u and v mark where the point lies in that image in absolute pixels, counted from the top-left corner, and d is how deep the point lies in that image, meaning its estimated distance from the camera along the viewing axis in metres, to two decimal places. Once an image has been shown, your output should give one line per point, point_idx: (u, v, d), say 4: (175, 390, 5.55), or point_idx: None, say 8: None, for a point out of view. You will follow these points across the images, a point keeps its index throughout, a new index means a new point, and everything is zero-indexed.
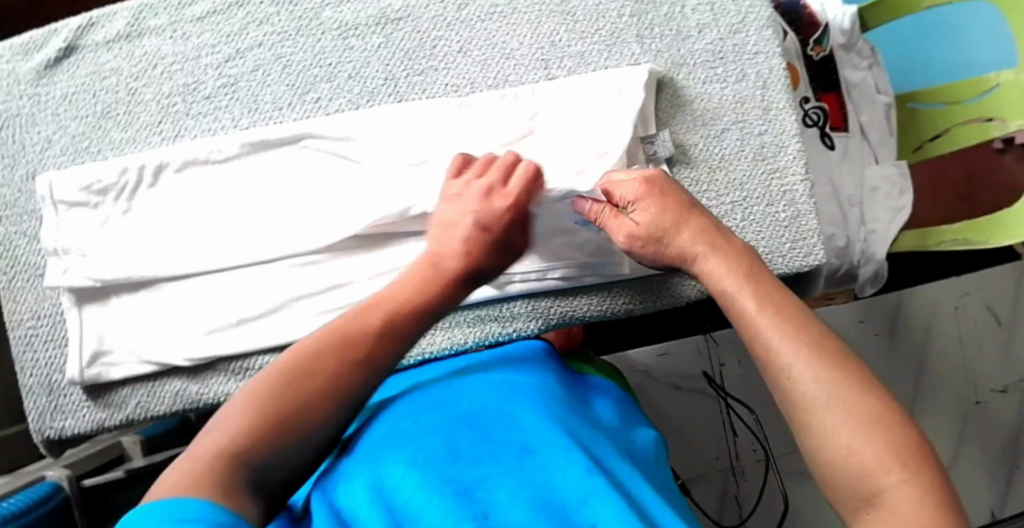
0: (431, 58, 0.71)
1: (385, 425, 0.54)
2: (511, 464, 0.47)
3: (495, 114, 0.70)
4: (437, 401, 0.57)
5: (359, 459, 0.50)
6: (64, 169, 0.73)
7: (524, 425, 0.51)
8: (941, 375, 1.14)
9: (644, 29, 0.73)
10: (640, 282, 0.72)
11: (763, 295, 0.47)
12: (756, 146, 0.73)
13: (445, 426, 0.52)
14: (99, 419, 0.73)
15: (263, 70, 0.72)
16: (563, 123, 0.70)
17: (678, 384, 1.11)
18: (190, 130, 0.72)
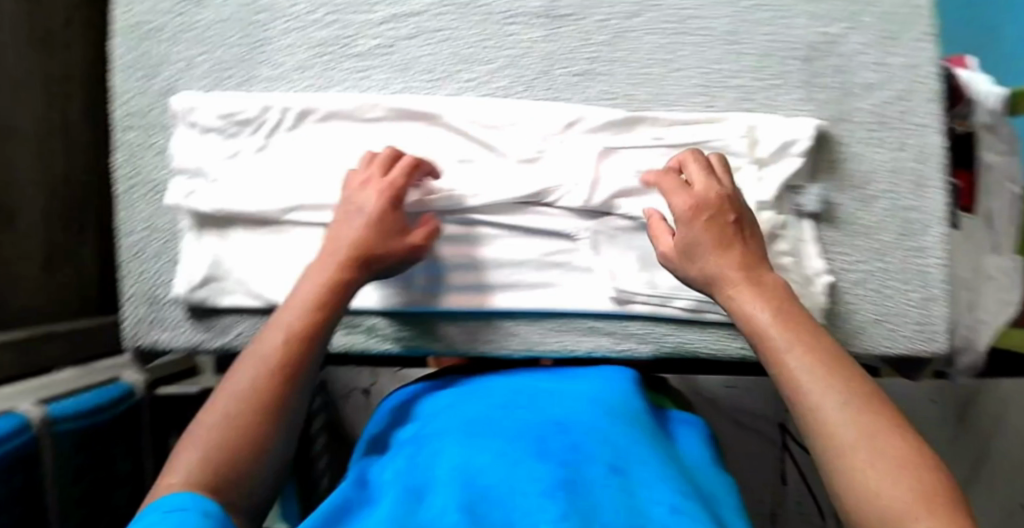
0: (592, 60, 0.70)
1: (470, 416, 0.56)
2: (601, 478, 0.47)
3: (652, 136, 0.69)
4: (521, 403, 0.58)
5: (437, 446, 0.52)
6: (205, 91, 0.72)
7: (613, 444, 0.51)
8: (997, 476, 1.10)
9: (810, 77, 0.71)
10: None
11: (821, 351, 0.49)
12: (901, 221, 0.71)
13: (530, 428, 0.53)
14: (199, 340, 0.73)
15: (420, 38, 0.70)
16: (724, 155, 0.69)
17: (739, 420, 1.10)
18: (336, 83, 0.71)
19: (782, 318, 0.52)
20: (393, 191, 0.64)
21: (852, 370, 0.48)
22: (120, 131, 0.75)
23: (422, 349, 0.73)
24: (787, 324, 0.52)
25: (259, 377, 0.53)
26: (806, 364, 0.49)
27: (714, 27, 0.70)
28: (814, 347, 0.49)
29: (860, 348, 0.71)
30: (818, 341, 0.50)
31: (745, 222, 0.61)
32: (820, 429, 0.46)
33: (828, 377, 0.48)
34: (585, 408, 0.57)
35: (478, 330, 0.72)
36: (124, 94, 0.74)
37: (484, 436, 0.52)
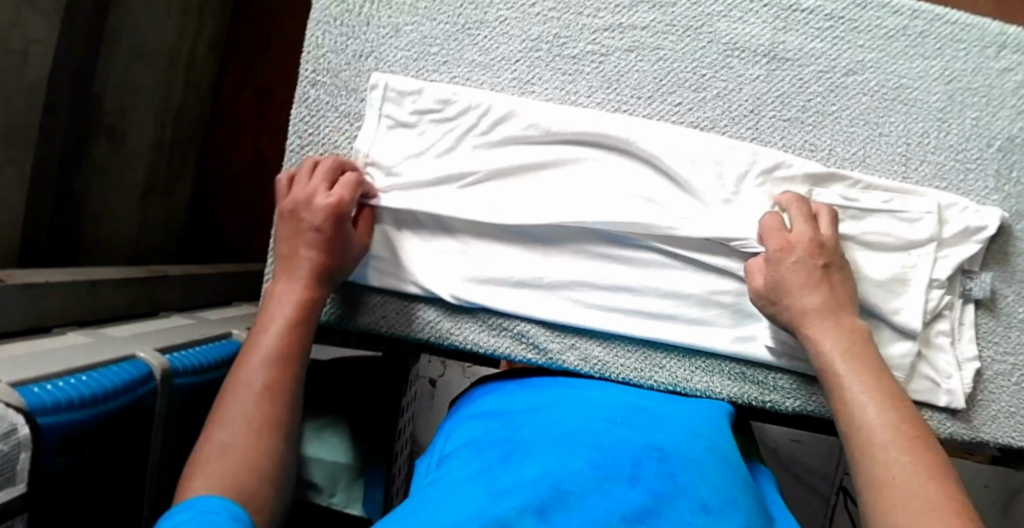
0: (803, 109, 0.70)
1: (581, 425, 0.57)
2: (687, 515, 0.48)
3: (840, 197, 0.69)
4: (620, 420, 0.59)
5: (538, 440, 0.55)
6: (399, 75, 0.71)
7: (711, 485, 0.51)
8: None
9: (1004, 167, 0.71)
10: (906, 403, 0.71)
11: (914, 452, 0.52)
12: None
13: (632, 448, 0.54)
14: (340, 316, 0.71)
15: (637, 53, 0.70)
16: (911, 228, 0.70)
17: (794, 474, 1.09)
18: (542, 81, 0.70)
19: (878, 395, 0.56)
20: (342, 201, 0.63)
21: (920, 438, 0.53)
22: (307, 85, 0.72)
23: (566, 366, 0.71)
24: (882, 393, 0.56)
25: (250, 400, 0.54)
26: (877, 418, 0.55)
27: (926, 101, 0.70)
28: (890, 403, 0.55)
29: (988, 436, 0.72)
30: (911, 444, 0.52)
31: (835, 267, 0.63)
32: (877, 475, 0.52)
33: (907, 442, 0.53)
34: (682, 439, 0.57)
35: (628, 357, 0.71)
36: (319, 48, 0.72)
37: (581, 449, 0.52)
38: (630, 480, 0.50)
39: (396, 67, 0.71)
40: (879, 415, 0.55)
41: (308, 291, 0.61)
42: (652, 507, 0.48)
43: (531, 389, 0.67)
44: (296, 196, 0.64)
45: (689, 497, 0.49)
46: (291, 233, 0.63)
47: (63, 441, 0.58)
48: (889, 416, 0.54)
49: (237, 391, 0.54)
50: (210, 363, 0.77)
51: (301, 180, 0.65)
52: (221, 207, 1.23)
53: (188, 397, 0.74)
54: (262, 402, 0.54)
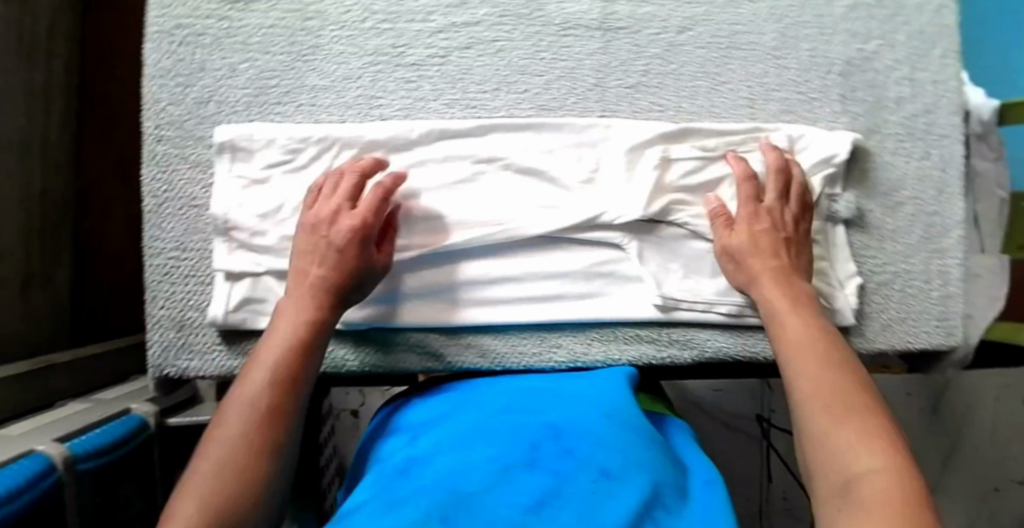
0: (643, 74, 0.72)
1: (473, 422, 0.58)
2: (586, 485, 0.49)
3: (693, 147, 0.71)
4: (520, 405, 0.60)
5: (435, 450, 0.55)
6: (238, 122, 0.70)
7: (609, 448, 0.53)
8: (967, 462, 1.18)
9: (848, 90, 0.74)
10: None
11: (852, 392, 0.53)
12: (925, 226, 0.75)
13: (528, 433, 0.55)
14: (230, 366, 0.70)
15: (474, 49, 0.70)
16: (764, 164, 0.72)
17: (726, 421, 1.11)
18: (388, 94, 0.70)
19: (829, 356, 0.56)
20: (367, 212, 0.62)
21: (868, 397, 0.52)
22: (153, 142, 0.71)
23: (467, 366, 0.71)
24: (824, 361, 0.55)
25: (236, 444, 0.50)
26: (820, 388, 0.54)
27: (761, 43, 0.73)
28: (824, 350, 0.56)
29: (883, 345, 0.75)
30: (846, 384, 0.53)
31: (796, 242, 0.66)
32: (812, 412, 0.52)
33: (842, 413, 0.51)
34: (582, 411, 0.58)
35: (524, 344, 0.71)
36: (157, 103, 0.71)
37: (481, 444, 0.54)
38: (529, 466, 0.51)
39: (239, 107, 0.71)
40: (819, 381, 0.54)
41: (319, 312, 0.59)
42: (552, 487, 0.49)
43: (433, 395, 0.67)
44: (320, 216, 0.63)
45: (588, 468, 0.51)
46: (308, 249, 0.62)
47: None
48: (830, 380, 0.54)
49: (234, 413, 0.52)
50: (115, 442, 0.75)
51: (320, 202, 0.64)
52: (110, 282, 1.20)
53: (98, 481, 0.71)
54: (246, 452, 0.50)
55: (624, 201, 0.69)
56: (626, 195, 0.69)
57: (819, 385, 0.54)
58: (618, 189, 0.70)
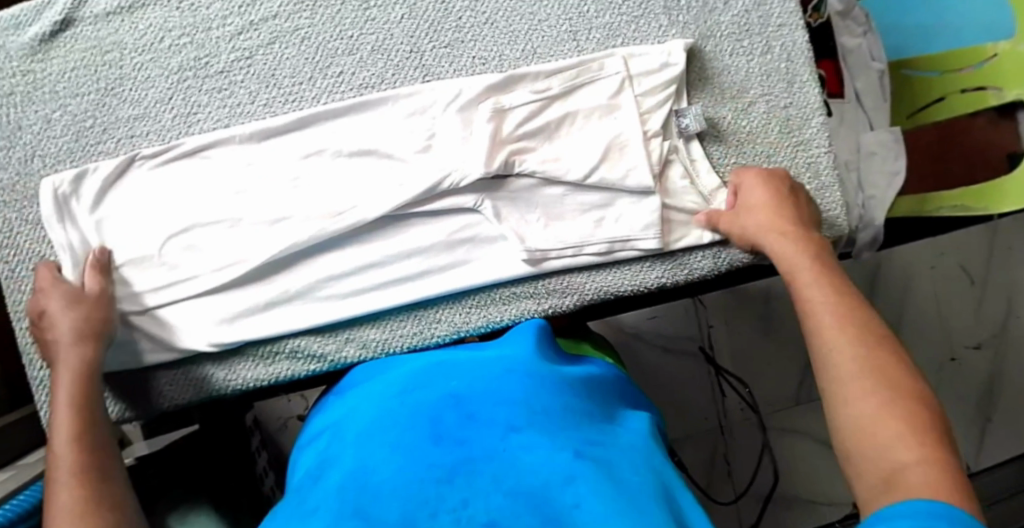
0: (457, 30, 0.69)
1: (378, 411, 0.55)
2: (495, 445, 0.48)
3: (521, 90, 0.69)
4: (423, 382, 0.58)
5: (347, 448, 0.52)
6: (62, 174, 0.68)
7: (511, 405, 0.52)
8: (918, 336, 1.18)
9: (670, 1, 0.72)
10: (677, 254, 0.71)
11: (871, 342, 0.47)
12: (782, 120, 0.74)
13: (431, 407, 0.53)
14: (118, 410, 0.70)
15: (279, 42, 0.68)
16: (596, 90, 0.70)
17: (666, 346, 1.10)
18: (204, 107, 0.68)
19: (848, 303, 0.51)
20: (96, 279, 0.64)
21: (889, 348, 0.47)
22: None
23: (350, 361, 0.69)
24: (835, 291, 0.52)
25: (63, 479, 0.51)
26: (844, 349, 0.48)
27: None
28: (842, 299, 0.51)
29: None
30: (867, 333, 0.48)
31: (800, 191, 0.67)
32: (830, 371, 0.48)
33: (862, 368, 0.46)
34: (488, 371, 0.58)
35: (403, 326, 0.70)
36: None
37: (391, 423, 0.52)
38: (437, 437, 0.49)
39: (61, 156, 0.69)
40: (834, 317, 0.50)
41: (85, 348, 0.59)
42: (465, 453, 0.47)
43: (339, 395, 0.64)
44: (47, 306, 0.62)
45: (495, 427, 0.50)
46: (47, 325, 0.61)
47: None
48: (847, 317, 0.50)
49: (53, 444, 0.54)
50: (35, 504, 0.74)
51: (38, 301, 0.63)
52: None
53: None
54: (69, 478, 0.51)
55: (464, 159, 0.68)
56: (465, 156, 0.68)
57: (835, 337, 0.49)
58: (454, 148, 0.68)
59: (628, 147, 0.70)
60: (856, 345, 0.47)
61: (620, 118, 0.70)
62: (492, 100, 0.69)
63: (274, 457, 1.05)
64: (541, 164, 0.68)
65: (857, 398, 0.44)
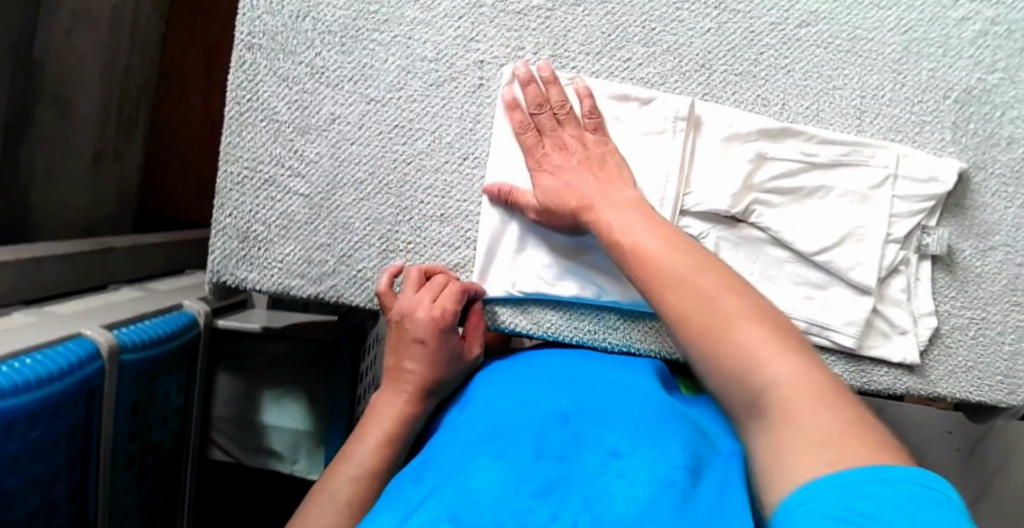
0: (754, 62, 0.68)
1: (488, 421, 0.53)
2: (596, 468, 0.46)
3: (789, 144, 0.67)
4: (534, 396, 0.56)
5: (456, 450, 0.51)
6: (333, 48, 0.68)
7: (617, 431, 0.49)
8: None
9: (962, 119, 0.70)
10: (856, 357, 0.70)
11: (729, 284, 0.50)
12: (1012, 276, 0.72)
13: (535, 421, 0.51)
14: (287, 285, 0.70)
15: (584, 7, 0.67)
16: (857, 174, 0.68)
17: None
18: (488, 38, 0.68)
19: (685, 246, 0.53)
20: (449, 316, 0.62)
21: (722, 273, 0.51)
22: (244, 49, 0.69)
23: (518, 330, 0.69)
24: (664, 239, 0.54)
25: None
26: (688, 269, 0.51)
27: (880, 53, 0.69)
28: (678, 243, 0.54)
29: (944, 391, 0.71)
30: (728, 280, 0.50)
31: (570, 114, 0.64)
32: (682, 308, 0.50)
33: (730, 288, 0.50)
34: (598, 394, 0.55)
35: (582, 319, 0.69)
36: (255, 9, 0.69)
37: (498, 429, 0.51)
38: (539, 452, 0.47)
39: (333, 27, 0.68)
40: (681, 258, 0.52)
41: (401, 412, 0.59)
42: (562, 470, 0.45)
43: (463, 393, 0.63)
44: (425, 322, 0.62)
45: (596, 450, 0.47)
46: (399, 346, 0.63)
47: (32, 416, 0.59)
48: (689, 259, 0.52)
49: None
50: (158, 337, 0.75)
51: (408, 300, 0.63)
52: (169, 175, 1.21)
53: (138, 373, 0.72)
54: None
55: (715, 190, 0.66)
56: (716, 185, 0.66)
57: (672, 265, 0.52)
58: (706, 171, 0.67)
59: (868, 244, 0.67)
60: (717, 288, 0.49)
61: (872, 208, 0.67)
62: (757, 149, 0.67)
63: None
64: (775, 220, 0.67)
65: (739, 345, 0.46)
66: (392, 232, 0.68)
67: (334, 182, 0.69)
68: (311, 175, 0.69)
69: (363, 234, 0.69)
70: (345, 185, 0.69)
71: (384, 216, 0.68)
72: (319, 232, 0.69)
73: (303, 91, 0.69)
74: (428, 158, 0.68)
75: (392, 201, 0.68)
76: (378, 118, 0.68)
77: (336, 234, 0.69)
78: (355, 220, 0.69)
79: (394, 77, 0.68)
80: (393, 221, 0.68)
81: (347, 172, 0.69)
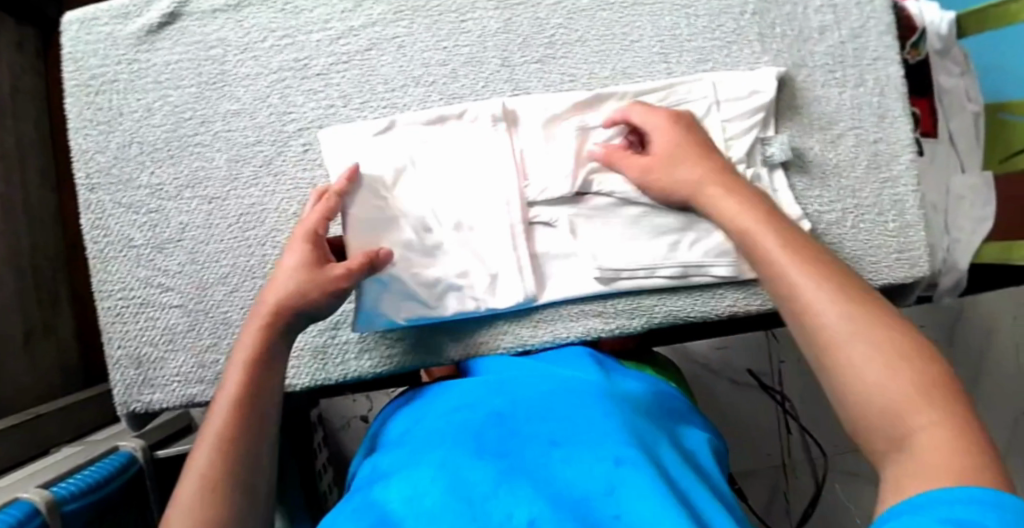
0: (549, 46, 0.70)
1: (426, 426, 0.55)
2: (539, 455, 0.48)
3: (604, 108, 0.69)
4: (473, 398, 0.57)
5: (400, 456, 0.52)
6: (165, 164, 0.71)
7: (557, 419, 0.51)
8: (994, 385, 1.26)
9: (765, 28, 0.71)
10: (733, 284, 0.70)
11: (830, 278, 0.46)
12: (870, 155, 0.72)
13: (475, 423, 0.52)
14: (190, 396, 0.71)
15: (377, 49, 0.69)
16: (680, 113, 0.69)
17: (733, 379, 1.28)
18: (299, 106, 0.70)
19: (799, 244, 0.49)
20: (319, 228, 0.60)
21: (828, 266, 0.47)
22: (86, 191, 0.72)
23: (415, 364, 0.70)
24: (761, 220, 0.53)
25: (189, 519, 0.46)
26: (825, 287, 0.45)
27: None
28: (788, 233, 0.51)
29: None
30: (817, 269, 0.47)
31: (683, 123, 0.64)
32: (813, 318, 0.45)
33: (824, 271, 0.46)
34: (537, 385, 0.57)
35: (470, 334, 0.70)
36: (84, 153, 0.72)
37: (439, 436, 0.52)
38: (480, 452, 0.48)
39: (158, 145, 0.72)
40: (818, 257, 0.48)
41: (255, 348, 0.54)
42: (505, 466, 0.47)
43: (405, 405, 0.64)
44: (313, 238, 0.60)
45: (537, 440, 0.49)
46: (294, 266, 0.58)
47: None
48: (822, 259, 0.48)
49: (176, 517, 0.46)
50: (100, 480, 0.75)
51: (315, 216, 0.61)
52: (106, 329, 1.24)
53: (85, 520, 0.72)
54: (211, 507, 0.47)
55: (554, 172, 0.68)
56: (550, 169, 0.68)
57: (763, 233, 0.51)
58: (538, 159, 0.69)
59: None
60: (842, 275, 0.46)
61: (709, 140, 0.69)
62: (576, 123, 0.68)
63: (336, 457, 1.08)
64: (614, 184, 0.68)
65: (848, 353, 0.42)
66: None
67: (203, 284, 0.71)
68: (179, 285, 0.71)
69: (243, 324, 0.70)
70: (212, 283, 0.70)
71: (258, 300, 0.70)
72: (204, 335, 0.71)
73: (149, 212, 0.71)
74: (280, 233, 0.70)
75: (259, 283, 0.70)
76: (223, 212, 0.70)
77: (220, 331, 0.70)
78: (232, 312, 0.70)
79: (224, 170, 0.70)
80: None
81: (210, 271, 0.70)
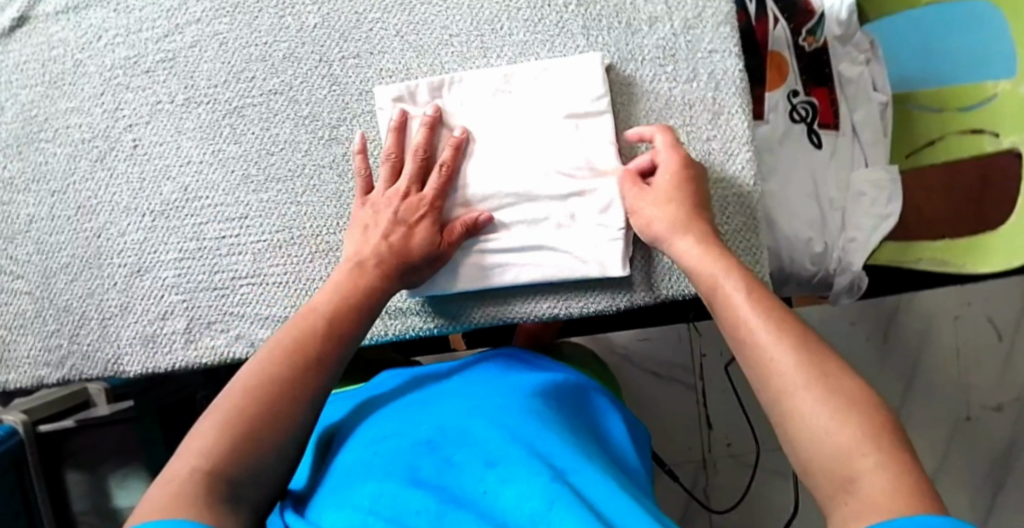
0: (366, 41, 0.69)
1: (357, 441, 0.55)
2: (476, 479, 0.47)
3: (449, 102, 0.68)
4: (392, 424, 0.55)
5: (329, 494, 0.49)
6: (14, 159, 0.75)
7: (491, 439, 0.51)
8: (929, 384, 1.21)
9: (590, 20, 0.69)
10: (574, 284, 0.69)
11: (767, 313, 0.45)
12: (701, 154, 0.69)
13: (403, 453, 0.51)
14: (38, 377, 0.75)
15: (200, 46, 0.71)
16: (520, 97, 0.68)
17: (656, 370, 1.21)
18: (129, 102, 0.72)
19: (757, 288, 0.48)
20: (436, 196, 0.65)
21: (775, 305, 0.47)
22: None
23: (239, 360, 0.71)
24: (710, 254, 0.54)
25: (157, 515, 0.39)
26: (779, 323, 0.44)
27: None
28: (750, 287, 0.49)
29: (673, 291, 0.69)
30: (765, 305, 0.46)
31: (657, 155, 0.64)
32: (760, 362, 0.43)
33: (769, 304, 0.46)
34: (460, 403, 0.57)
35: None
36: None
37: (366, 466, 0.50)
38: (414, 479, 0.47)
39: (8, 141, 0.75)
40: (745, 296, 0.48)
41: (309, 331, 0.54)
42: (444, 491, 0.46)
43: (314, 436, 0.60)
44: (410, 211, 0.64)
45: (472, 464, 0.49)
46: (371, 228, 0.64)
47: None
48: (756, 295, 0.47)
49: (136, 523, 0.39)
50: None
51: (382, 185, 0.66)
52: None
53: None
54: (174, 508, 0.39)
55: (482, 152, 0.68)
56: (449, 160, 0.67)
57: (720, 276, 0.51)
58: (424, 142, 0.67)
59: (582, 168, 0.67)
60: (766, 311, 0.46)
61: (587, 128, 0.67)
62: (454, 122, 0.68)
63: None
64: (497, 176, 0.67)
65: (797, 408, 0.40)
66: (104, 302, 0.73)
67: (47, 273, 0.74)
68: (28, 274, 0.75)
69: (81, 312, 0.73)
70: (56, 272, 0.74)
71: (94, 290, 0.73)
72: (48, 322, 0.74)
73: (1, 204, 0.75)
74: (113, 225, 0.73)
75: (95, 274, 0.73)
76: (63, 206, 0.74)
77: (62, 318, 0.74)
78: (73, 301, 0.74)
79: (64, 165, 0.74)
80: (102, 291, 0.73)
81: (54, 260, 0.74)
